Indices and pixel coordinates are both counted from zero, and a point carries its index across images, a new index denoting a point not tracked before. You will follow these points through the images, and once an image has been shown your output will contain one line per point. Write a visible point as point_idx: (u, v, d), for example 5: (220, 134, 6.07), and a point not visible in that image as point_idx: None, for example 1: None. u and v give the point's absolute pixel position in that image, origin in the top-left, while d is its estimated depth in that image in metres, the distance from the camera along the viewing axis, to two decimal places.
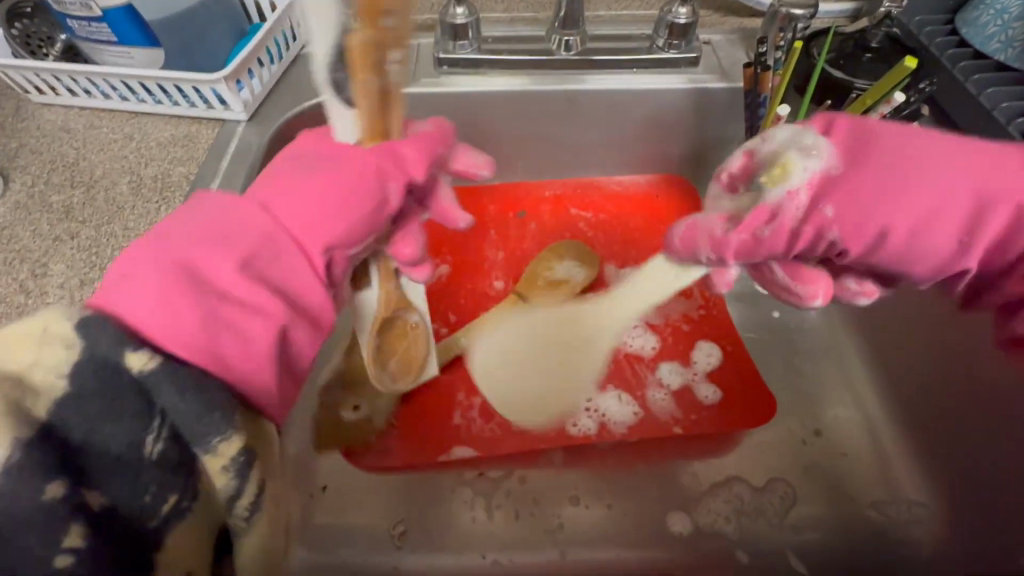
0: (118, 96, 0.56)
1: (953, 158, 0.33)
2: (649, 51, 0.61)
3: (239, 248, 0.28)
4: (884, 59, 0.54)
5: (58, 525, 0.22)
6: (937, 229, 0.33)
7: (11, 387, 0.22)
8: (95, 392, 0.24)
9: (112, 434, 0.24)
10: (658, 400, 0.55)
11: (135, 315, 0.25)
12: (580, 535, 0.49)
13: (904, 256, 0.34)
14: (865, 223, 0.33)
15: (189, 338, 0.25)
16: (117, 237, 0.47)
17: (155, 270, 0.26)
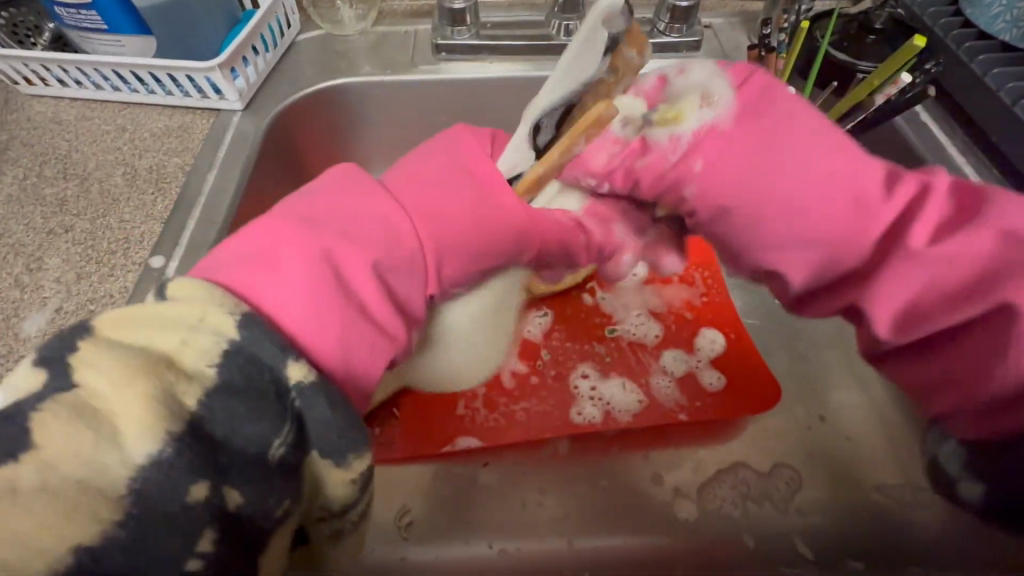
0: (109, 86, 0.55)
1: (818, 152, 0.32)
2: (650, 36, 0.60)
3: (378, 257, 0.30)
4: (887, 42, 0.53)
5: (195, 529, 0.24)
6: (772, 216, 0.33)
7: (167, 370, 0.24)
8: (241, 392, 0.25)
9: (251, 434, 0.25)
10: (663, 387, 0.54)
11: (286, 311, 0.27)
12: (588, 524, 0.49)
13: (743, 232, 0.35)
14: (716, 186, 0.34)
15: (327, 342, 0.28)
16: (113, 230, 0.46)
17: (301, 265, 0.28)
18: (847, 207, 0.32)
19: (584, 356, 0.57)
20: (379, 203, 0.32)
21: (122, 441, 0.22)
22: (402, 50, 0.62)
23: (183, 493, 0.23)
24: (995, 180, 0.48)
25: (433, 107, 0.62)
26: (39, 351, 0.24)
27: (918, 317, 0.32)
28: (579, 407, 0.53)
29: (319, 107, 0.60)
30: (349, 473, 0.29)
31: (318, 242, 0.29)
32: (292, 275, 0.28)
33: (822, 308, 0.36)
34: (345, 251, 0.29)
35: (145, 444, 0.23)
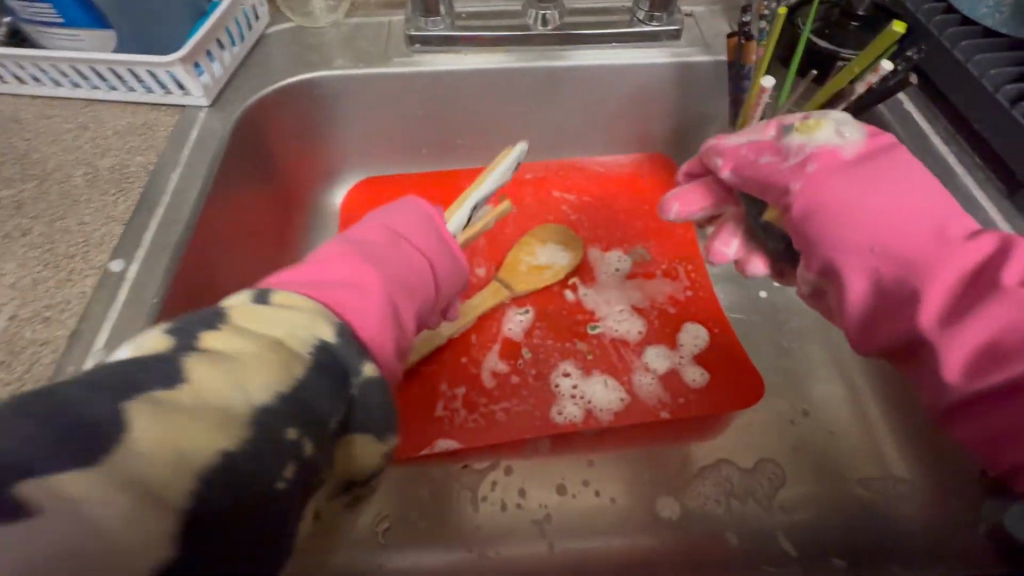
0: (69, 83, 0.53)
1: (921, 204, 0.33)
2: (630, 24, 0.59)
3: (411, 301, 0.39)
4: (871, 28, 0.52)
5: (282, 460, 0.25)
6: (858, 229, 0.33)
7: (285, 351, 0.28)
8: (327, 377, 0.29)
9: (324, 399, 0.28)
10: (645, 385, 0.54)
11: (359, 324, 0.33)
12: (570, 526, 0.48)
13: (827, 240, 0.34)
14: (819, 192, 0.34)
15: (383, 351, 0.34)
16: (72, 232, 0.44)
17: (372, 295, 0.35)
18: (929, 239, 0.32)
19: (565, 354, 0.56)
20: (411, 258, 0.41)
21: (245, 389, 0.25)
22: (375, 42, 0.60)
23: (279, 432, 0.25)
24: (978, 168, 0.47)
25: (409, 100, 0.60)
26: (170, 325, 0.28)
27: (988, 364, 0.29)
28: (560, 406, 0.52)
29: (289, 103, 0.58)
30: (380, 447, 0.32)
31: (379, 281, 0.36)
32: (366, 298, 0.34)
33: (879, 334, 0.34)
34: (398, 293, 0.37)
35: (261, 394, 0.25)
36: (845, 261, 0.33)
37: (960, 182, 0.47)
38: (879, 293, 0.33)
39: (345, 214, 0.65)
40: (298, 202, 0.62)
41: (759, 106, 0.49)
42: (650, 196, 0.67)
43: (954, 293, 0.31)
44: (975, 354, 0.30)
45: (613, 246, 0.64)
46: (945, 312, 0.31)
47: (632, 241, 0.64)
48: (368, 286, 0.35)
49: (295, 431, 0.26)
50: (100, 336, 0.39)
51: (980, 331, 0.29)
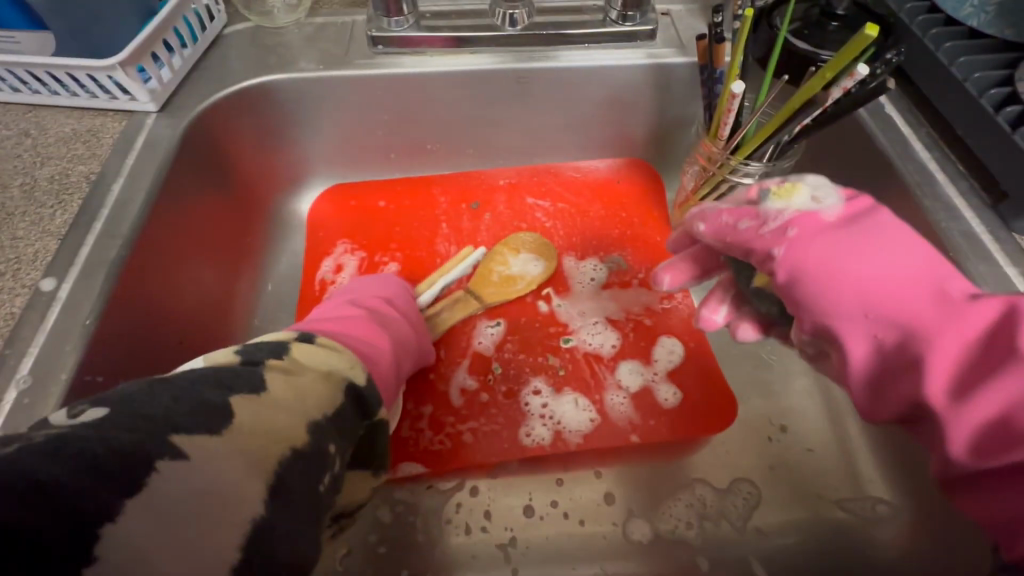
0: (8, 87, 0.50)
1: (915, 271, 0.30)
2: (602, 24, 0.56)
3: (406, 356, 0.46)
4: (851, 28, 0.50)
5: (322, 468, 0.31)
6: (846, 295, 0.30)
7: (328, 387, 0.34)
8: (349, 411, 0.35)
9: (349, 418, 0.35)
10: (618, 403, 0.51)
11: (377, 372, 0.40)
12: (536, 550, 0.46)
13: (815, 303, 0.31)
14: (805, 255, 0.32)
15: (391, 391, 0.41)
16: (4, 248, 0.42)
17: (381, 348, 0.42)
18: (928, 306, 0.29)
19: (536, 370, 0.54)
20: (399, 320, 0.47)
21: (308, 401, 0.32)
22: (337, 43, 0.57)
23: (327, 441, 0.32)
24: (961, 175, 0.45)
25: (373, 105, 0.58)
26: (239, 348, 0.34)
27: (1005, 443, 0.25)
28: (528, 427, 0.50)
29: (246, 108, 0.55)
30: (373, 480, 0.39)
31: (384, 338, 0.43)
32: (376, 351, 0.41)
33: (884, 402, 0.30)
34: (399, 348, 0.45)
35: (322, 407, 0.33)
36: (840, 327, 0.31)
37: (942, 192, 0.45)
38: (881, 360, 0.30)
39: (313, 224, 0.63)
40: (261, 212, 0.60)
41: (731, 112, 0.46)
42: (628, 202, 0.65)
43: (962, 365, 0.28)
44: (988, 431, 0.26)
45: (589, 254, 0.62)
46: (954, 384, 0.27)
47: (609, 250, 0.62)
48: (375, 340, 0.42)
49: (341, 444, 0.34)
50: (26, 361, 0.36)
51: (993, 405, 0.26)
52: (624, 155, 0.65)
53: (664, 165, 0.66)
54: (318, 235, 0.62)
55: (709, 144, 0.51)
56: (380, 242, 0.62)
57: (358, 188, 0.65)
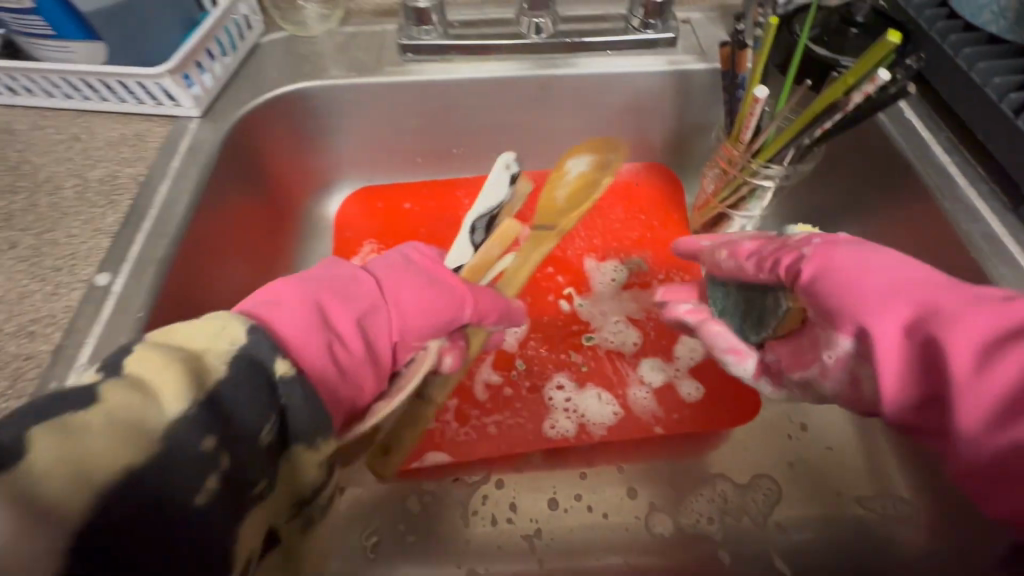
0: (61, 94, 0.52)
1: (918, 276, 0.31)
2: (624, 32, 0.58)
3: (378, 316, 0.33)
4: (871, 34, 0.51)
5: (199, 476, 0.23)
6: (854, 289, 0.32)
7: (194, 367, 0.24)
8: (243, 380, 0.25)
9: (246, 401, 0.25)
10: (640, 399, 0.53)
11: (284, 326, 0.28)
12: (560, 542, 0.47)
13: (832, 293, 0.32)
14: (826, 257, 0.34)
15: (314, 359, 0.28)
16: (60, 245, 0.44)
17: (302, 300, 0.30)
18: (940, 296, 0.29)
19: (559, 366, 0.55)
20: (399, 284, 0.35)
21: (156, 405, 0.22)
22: (368, 52, 0.60)
23: (195, 442, 0.23)
24: (981, 178, 0.46)
25: (402, 110, 0.60)
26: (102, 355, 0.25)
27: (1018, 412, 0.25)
28: (553, 420, 0.52)
29: (282, 112, 0.58)
30: (319, 455, 0.28)
31: (321, 287, 0.32)
32: (297, 303, 0.30)
33: (907, 393, 0.30)
34: (358, 304, 0.32)
35: (175, 406, 0.23)
36: (869, 318, 0.30)
37: (962, 194, 0.45)
38: (903, 347, 0.30)
39: (342, 223, 0.65)
40: (294, 212, 0.62)
41: (752, 117, 0.47)
42: (648, 205, 0.66)
43: (987, 347, 0.27)
44: (1006, 401, 0.26)
45: (610, 256, 0.63)
46: (981, 358, 0.27)
47: (629, 252, 0.63)
48: (305, 289, 0.31)
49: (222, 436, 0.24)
50: (84, 351, 0.39)
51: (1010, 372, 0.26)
52: (645, 159, 0.67)
53: (684, 169, 0.67)
54: (347, 235, 0.64)
55: (731, 147, 0.52)
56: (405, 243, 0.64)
57: (385, 189, 0.67)
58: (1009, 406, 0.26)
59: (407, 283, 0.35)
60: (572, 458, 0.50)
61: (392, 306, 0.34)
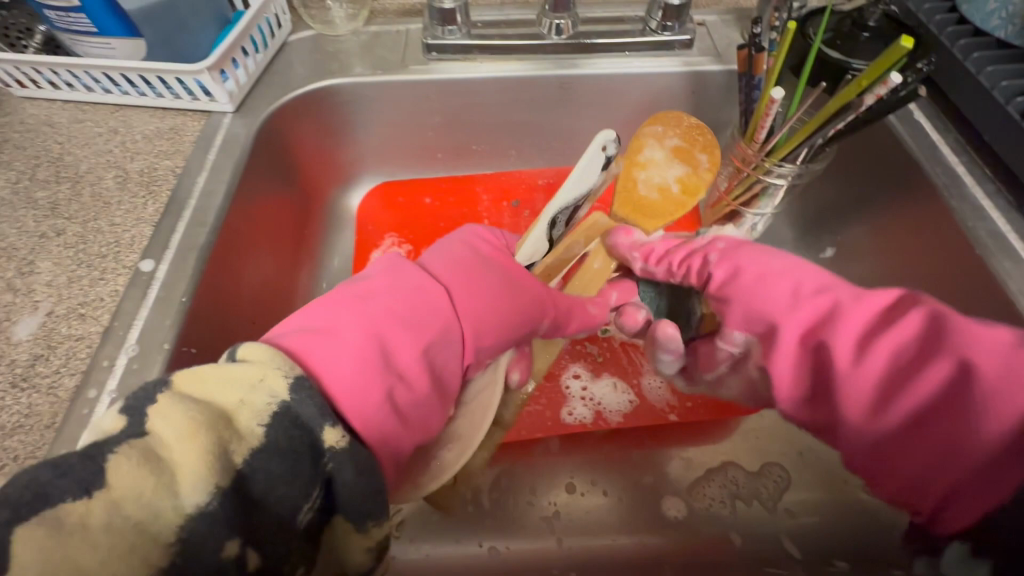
0: (100, 88, 0.55)
1: (811, 276, 0.39)
2: (642, 34, 0.60)
3: (440, 346, 0.34)
4: (882, 38, 0.53)
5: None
6: (759, 294, 0.40)
7: (226, 434, 0.25)
8: (284, 453, 0.26)
9: (285, 493, 0.26)
10: (654, 388, 0.54)
11: (344, 377, 0.30)
12: (577, 524, 0.49)
13: (745, 295, 0.40)
14: (729, 263, 0.43)
15: (372, 408, 0.30)
16: (104, 233, 0.46)
17: (361, 345, 0.31)
18: (825, 296, 0.38)
19: (575, 356, 0.56)
20: (463, 308, 0.36)
21: (180, 489, 0.23)
22: (393, 50, 0.62)
23: (220, 547, 0.24)
24: (987, 178, 0.48)
25: (425, 107, 0.62)
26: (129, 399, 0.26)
27: (889, 393, 0.33)
28: (570, 407, 0.53)
29: (310, 108, 0.60)
30: (365, 539, 0.31)
31: (379, 324, 0.33)
32: (357, 350, 0.31)
33: (802, 381, 0.37)
34: (421, 337, 0.33)
35: (197, 494, 0.24)
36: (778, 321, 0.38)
37: (969, 193, 0.47)
38: (801, 342, 0.37)
39: (363, 217, 0.67)
40: (319, 205, 0.64)
41: (768, 117, 0.49)
42: None
43: (860, 338, 0.35)
44: (878, 382, 0.34)
45: None
46: (854, 350, 0.35)
47: None
48: (364, 332, 0.32)
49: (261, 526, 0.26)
50: (132, 332, 0.41)
51: (878, 359, 0.34)
52: None
53: None
54: (368, 228, 0.66)
55: (744, 147, 0.54)
56: (425, 234, 0.66)
57: (405, 185, 0.69)
58: (879, 388, 0.33)
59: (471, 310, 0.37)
60: (588, 440, 0.52)
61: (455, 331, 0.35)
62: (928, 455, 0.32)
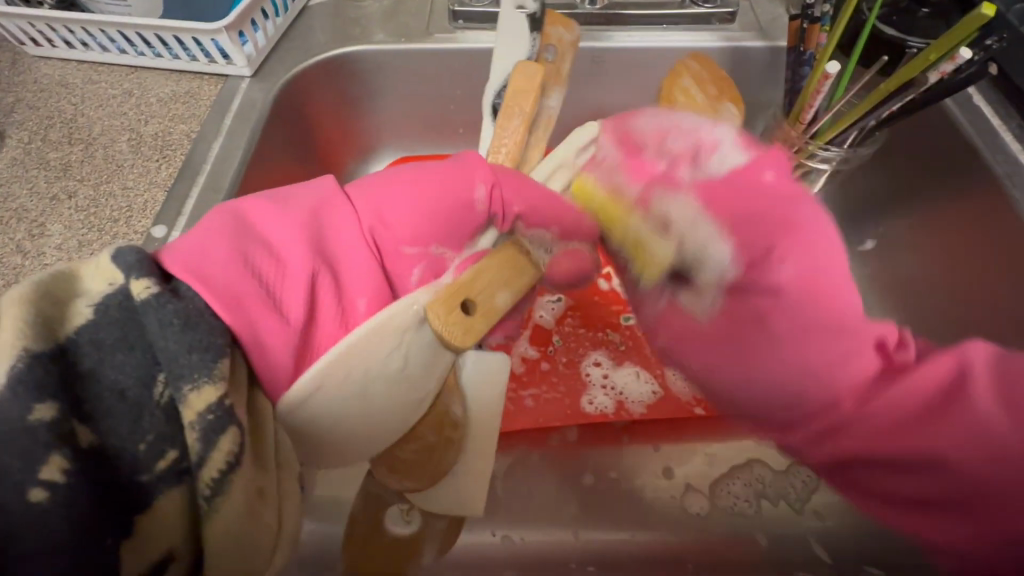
0: (115, 48, 0.53)
1: (810, 321, 0.32)
2: (682, 6, 0.56)
3: (334, 220, 0.30)
4: (942, 16, 0.49)
5: (37, 451, 0.19)
6: (757, 349, 0.34)
7: (43, 311, 0.21)
8: (115, 321, 0.21)
9: (123, 363, 0.21)
10: (679, 380, 0.51)
11: (196, 249, 0.25)
12: (596, 519, 0.48)
13: (745, 351, 0.34)
14: (741, 291, 0.35)
15: (228, 276, 0.25)
16: (117, 197, 0.45)
17: (225, 217, 0.28)
18: (835, 359, 0.31)
19: (596, 344, 0.53)
20: (373, 192, 0.32)
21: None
22: (418, 17, 0.59)
23: (24, 410, 0.19)
24: None
25: (449, 78, 0.59)
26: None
27: (888, 468, 0.30)
28: (590, 396, 0.50)
29: (331, 75, 0.57)
30: (193, 411, 0.21)
31: (254, 209, 0.29)
32: (212, 218, 0.28)
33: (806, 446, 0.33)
34: (304, 208, 0.30)
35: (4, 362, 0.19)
36: (767, 388, 0.33)
37: None
38: (800, 413, 0.33)
39: None
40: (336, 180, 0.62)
41: (819, 93, 0.46)
42: None
43: (868, 409, 0.30)
44: (874, 456, 0.30)
45: None
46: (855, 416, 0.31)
47: None
48: (238, 209, 0.29)
49: (104, 424, 0.21)
50: None
51: (875, 429, 0.30)
52: None
53: None
54: None
55: (788, 127, 0.50)
56: None
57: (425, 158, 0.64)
58: (877, 458, 0.30)
59: (399, 197, 0.32)
60: (602, 427, 0.50)
61: (358, 209, 0.31)
62: (949, 515, 0.28)
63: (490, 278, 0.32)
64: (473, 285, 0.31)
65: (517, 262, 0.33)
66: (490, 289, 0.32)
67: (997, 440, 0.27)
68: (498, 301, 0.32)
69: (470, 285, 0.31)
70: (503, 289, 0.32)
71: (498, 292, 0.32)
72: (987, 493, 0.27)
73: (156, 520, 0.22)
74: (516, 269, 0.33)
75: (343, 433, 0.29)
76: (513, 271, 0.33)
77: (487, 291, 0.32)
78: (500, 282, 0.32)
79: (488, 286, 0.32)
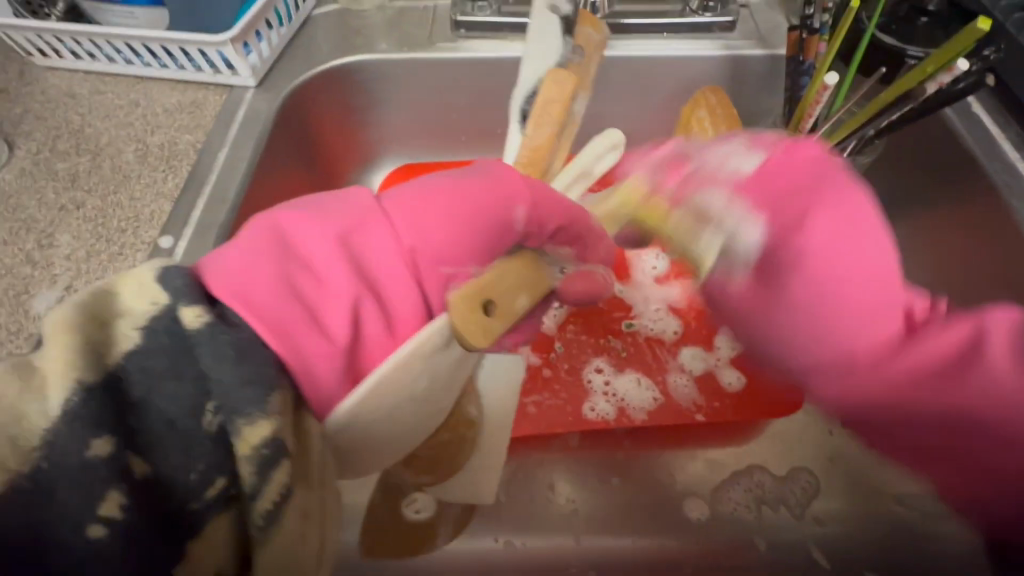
0: (122, 59, 0.53)
1: (851, 285, 0.30)
2: (682, 15, 0.57)
3: (370, 234, 0.27)
4: (941, 25, 0.50)
5: (97, 488, 0.20)
6: (792, 306, 0.32)
7: (91, 338, 0.21)
8: (162, 349, 0.21)
9: (171, 394, 0.21)
10: (680, 386, 0.52)
11: (235, 273, 0.24)
12: (598, 524, 0.48)
13: (760, 307, 0.33)
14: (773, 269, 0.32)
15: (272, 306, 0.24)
16: (123, 207, 0.46)
17: (258, 233, 0.25)
18: (882, 323, 0.30)
19: (597, 351, 0.54)
20: (408, 200, 0.28)
21: (42, 394, 0.20)
22: (420, 26, 0.59)
23: (83, 446, 0.20)
24: None
25: (452, 87, 0.60)
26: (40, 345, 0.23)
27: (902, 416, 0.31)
28: (592, 402, 0.51)
29: (335, 84, 0.58)
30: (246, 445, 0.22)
31: (287, 221, 0.26)
32: (247, 233, 0.26)
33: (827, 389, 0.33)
34: (340, 221, 0.27)
35: (59, 396, 0.20)
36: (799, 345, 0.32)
37: None
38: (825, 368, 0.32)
39: None
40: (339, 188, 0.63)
41: (818, 103, 0.46)
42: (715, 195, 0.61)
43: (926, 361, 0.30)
44: (893, 400, 0.31)
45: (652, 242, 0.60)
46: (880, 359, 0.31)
47: None
48: (269, 222, 0.26)
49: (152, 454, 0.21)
50: None
51: (903, 368, 0.30)
52: None
53: None
54: None
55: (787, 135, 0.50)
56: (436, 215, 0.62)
57: (426, 165, 0.64)
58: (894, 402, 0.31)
59: (437, 206, 0.28)
60: (602, 432, 0.51)
61: (395, 222, 0.27)
62: (945, 451, 0.31)
63: (509, 276, 0.29)
64: (493, 282, 0.28)
65: (534, 264, 0.31)
66: (511, 290, 0.29)
67: (1004, 395, 0.28)
68: (517, 305, 0.29)
69: (491, 282, 0.28)
70: (521, 294, 0.30)
71: (518, 294, 0.29)
72: (973, 431, 0.30)
73: (209, 541, 0.24)
74: (535, 272, 0.31)
75: (370, 449, 0.30)
76: (533, 275, 0.31)
77: (507, 291, 0.29)
78: (519, 283, 0.30)
79: (508, 288, 0.29)
